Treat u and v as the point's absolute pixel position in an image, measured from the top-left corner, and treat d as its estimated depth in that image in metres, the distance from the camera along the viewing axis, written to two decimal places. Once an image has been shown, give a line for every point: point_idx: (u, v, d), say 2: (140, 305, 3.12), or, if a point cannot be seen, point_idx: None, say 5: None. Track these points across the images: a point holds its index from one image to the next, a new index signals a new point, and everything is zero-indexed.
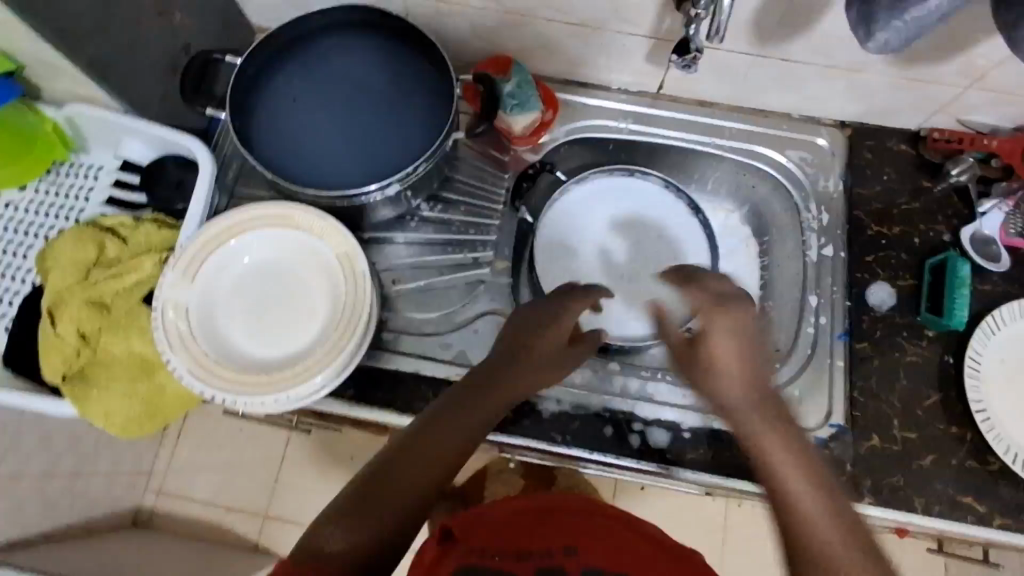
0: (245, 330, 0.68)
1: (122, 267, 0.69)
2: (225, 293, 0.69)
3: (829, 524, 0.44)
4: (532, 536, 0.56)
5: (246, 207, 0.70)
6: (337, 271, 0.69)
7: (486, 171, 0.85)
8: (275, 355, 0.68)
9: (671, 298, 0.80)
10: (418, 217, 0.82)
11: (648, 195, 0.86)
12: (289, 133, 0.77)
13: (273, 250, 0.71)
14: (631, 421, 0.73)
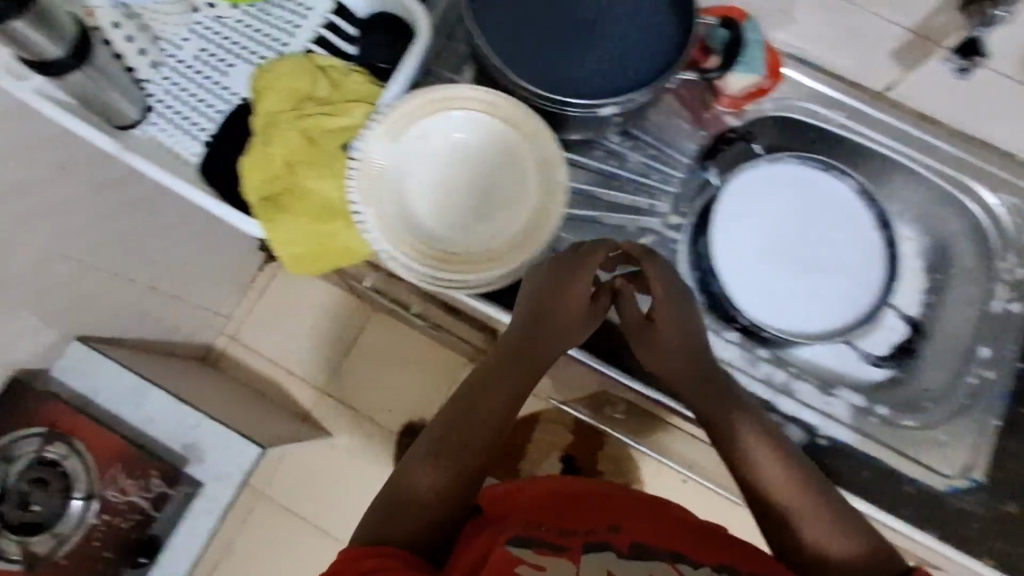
0: (428, 207, 0.68)
1: (336, 108, 0.68)
2: (420, 164, 0.68)
3: (797, 493, 0.56)
4: (568, 514, 0.57)
5: (458, 84, 0.67)
6: (532, 176, 0.68)
7: (681, 122, 0.80)
8: (456, 238, 0.68)
9: (828, 305, 0.80)
10: (604, 148, 0.78)
11: (837, 199, 0.82)
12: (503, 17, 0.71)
13: (473, 134, 0.68)
14: (771, 411, 0.72)
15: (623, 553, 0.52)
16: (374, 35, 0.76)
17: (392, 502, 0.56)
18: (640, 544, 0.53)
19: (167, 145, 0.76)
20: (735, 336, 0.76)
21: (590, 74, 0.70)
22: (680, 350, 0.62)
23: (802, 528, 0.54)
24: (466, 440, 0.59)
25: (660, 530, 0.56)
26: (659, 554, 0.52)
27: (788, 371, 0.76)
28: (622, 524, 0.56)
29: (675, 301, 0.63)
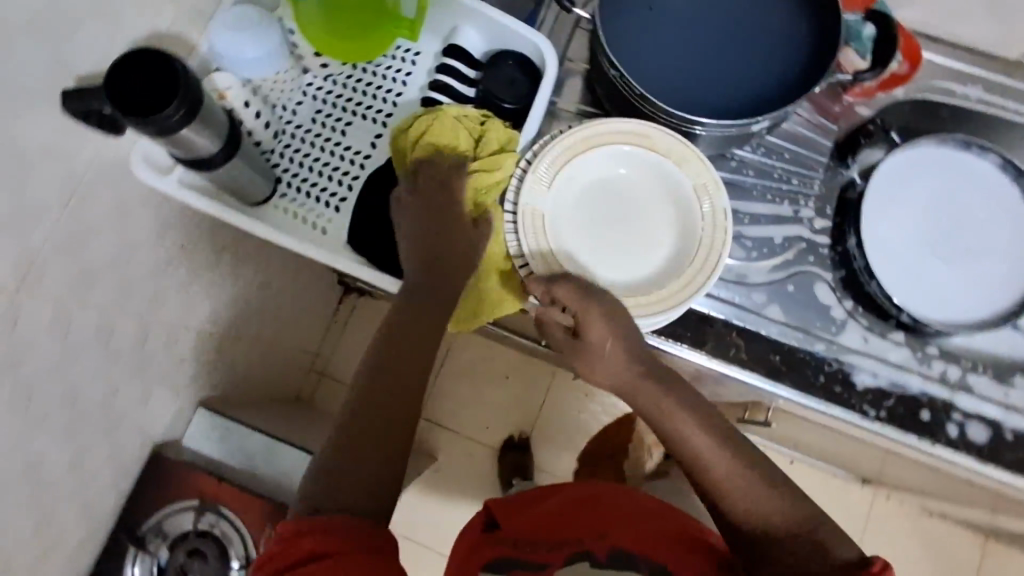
0: (589, 247, 0.67)
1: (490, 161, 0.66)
2: (572, 206, 0.67)
3: (742, 483, 0.55)
4: (561, 520, 0.59)
5: (603, 121, 0.67)
6: (688, 201, 0.66)
7: (813, 118, 0.78)
8: (618, 276, 0.66)
9: (991, 290, 0.77)
10: (738, 158, 0.77)
11: (980, 178, 0.79)
12: (638, 40, 0.69)
13: (622, 168, 0.68)
14: (950, 409, 0.71)
15: (599, 561, 0.54)
16: (495, 73, 0.74)
17: (339, 469, 0.51)
18: (624, 552, 0.55)
19: (303, 215, 0.75)
20: (899, 336, 0.73)
21: (728, 91, 0.69)
22: (679, 406, 0.59)
23: (730, 506, 0.55)
24: (384, 405, 0.54)
25: (634, 526, 0.58)
26: (636, 565, 0.54)
27: (960, 364, 0.73)
28: (609, 526, 0.58)
29: (663, 380, 0.60)
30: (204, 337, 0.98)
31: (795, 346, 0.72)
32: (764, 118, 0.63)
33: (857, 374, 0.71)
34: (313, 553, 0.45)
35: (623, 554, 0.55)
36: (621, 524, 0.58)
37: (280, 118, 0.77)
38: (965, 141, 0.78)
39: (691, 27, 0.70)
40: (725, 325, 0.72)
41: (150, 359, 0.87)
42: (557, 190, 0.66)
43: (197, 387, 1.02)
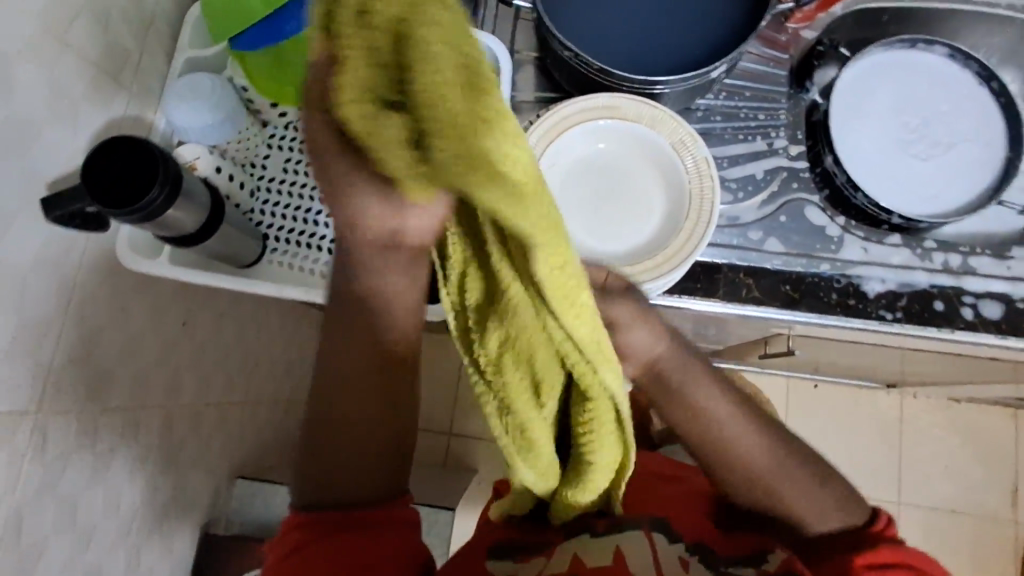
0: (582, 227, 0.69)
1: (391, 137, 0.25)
2: (559, 190, 0.69)
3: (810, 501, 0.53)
4: None
5: (569, 102, 0.68)
6: (668, 159, 0.68)
7: (764, 52, 0.80)
8: (619, 247, 0.68)
9: (971, 173, 0.79)
10: (703, 108, 0.79)
11: (930, 72, 0.82)
12: (584, 17, 0.70)
13: (597, 144, 0.70)
14: (961, 294, 0.72)
15: (599, 532, 0.47)
16: None
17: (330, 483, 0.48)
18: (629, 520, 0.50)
19: (299, 265, 0.75)
20: (896, 238, 0.75)
21: (683, 44, 0.70)
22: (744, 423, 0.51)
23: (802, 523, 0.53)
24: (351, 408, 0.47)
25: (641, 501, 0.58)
26: (639, 522, 0.50)
27: (960, 252, 0.75)
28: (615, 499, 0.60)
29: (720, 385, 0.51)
30: (227, 410, 0.98)
31: (802, 272, 0.74)
32: (721, 62, 0.65)
33: (866, 284, 0.73)
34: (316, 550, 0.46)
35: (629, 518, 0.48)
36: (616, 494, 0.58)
37: (253, 175, 0.77)
38: (911, 39, 0.81)
39: None
40: (731, 269, 0.74)
41: (181, 445, 0.87)
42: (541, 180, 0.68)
43: (230, 460, 1.03)
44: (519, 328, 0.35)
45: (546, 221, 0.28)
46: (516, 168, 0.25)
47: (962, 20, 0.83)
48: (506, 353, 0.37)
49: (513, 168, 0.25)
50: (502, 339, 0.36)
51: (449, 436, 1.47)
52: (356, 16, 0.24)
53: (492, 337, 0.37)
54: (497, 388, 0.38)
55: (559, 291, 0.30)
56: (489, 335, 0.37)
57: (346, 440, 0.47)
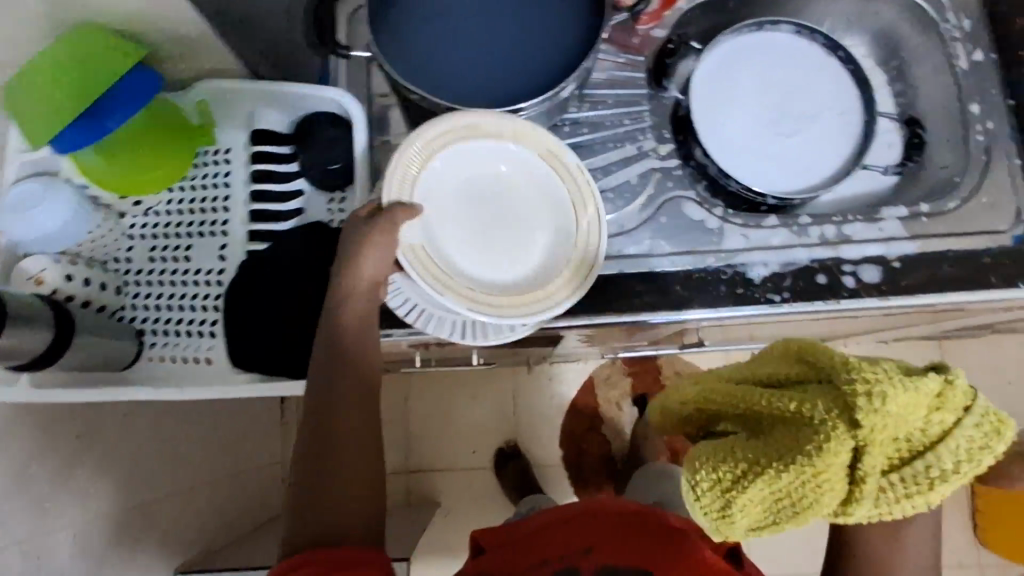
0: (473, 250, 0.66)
1: (922, 428, 0.49)
2: (444, 221, 0.66)
3: None
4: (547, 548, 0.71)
5: (432, 123, 0.64)
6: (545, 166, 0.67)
7: (622, 57, 0.81)
8: (513, 273, 0.66)
9: (834, 143, 0.82)
10: (569, 122, 0.79)
11: (785, 53, 0.84)
12: (427, 59, 0.70)
13: (471, 166, 0.67)
14: (840, 264, 0.74)
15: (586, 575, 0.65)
16: (310, 140, 0.72)
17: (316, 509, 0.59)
18: (608, 564, 0.66)
19: (181, 356, 0.72)
20: (773, 220, 0.77)
21: (529, 67, 0.69)
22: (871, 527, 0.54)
23: None
24: (343, 453, 0.61)
25: (620, 543, 0.69)
26: (621, 573, 0.65)
27: (834, 222, 0.77)
28: (594, 546, 0.68)
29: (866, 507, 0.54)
30: (154, 507, 0.93)
31: (691, 269, 0.75)
32: (566, 81, 0.66)
33: (751, 269, 0.74)
34: None
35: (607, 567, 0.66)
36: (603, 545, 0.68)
37: (118, 270, 0.73)
38: (760, 23, 0.83)
39: (472, 23, 0.71)
40: (623, 278, 0.74)
41: (103, 559, 0.82)
42: (422, 211, 0.63)
43: (169, 556, 0.98)
44: (877, 446, 0.48)
45: (970, 438, 0.48)
46: (954, 391, 0.49)
47: None
48: (828, 456, 0.48)
49: (986, 423, 0.49)
50: (869, 461, 0.48)
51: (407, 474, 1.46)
52: (940, 404, 0.49)
53: (841, 446, 0.48)
54: (799, 489, 0.50)
55: (926, 427, 0.49)
56: (839, 448, 0.48)
57: (339, 476, 0.60)
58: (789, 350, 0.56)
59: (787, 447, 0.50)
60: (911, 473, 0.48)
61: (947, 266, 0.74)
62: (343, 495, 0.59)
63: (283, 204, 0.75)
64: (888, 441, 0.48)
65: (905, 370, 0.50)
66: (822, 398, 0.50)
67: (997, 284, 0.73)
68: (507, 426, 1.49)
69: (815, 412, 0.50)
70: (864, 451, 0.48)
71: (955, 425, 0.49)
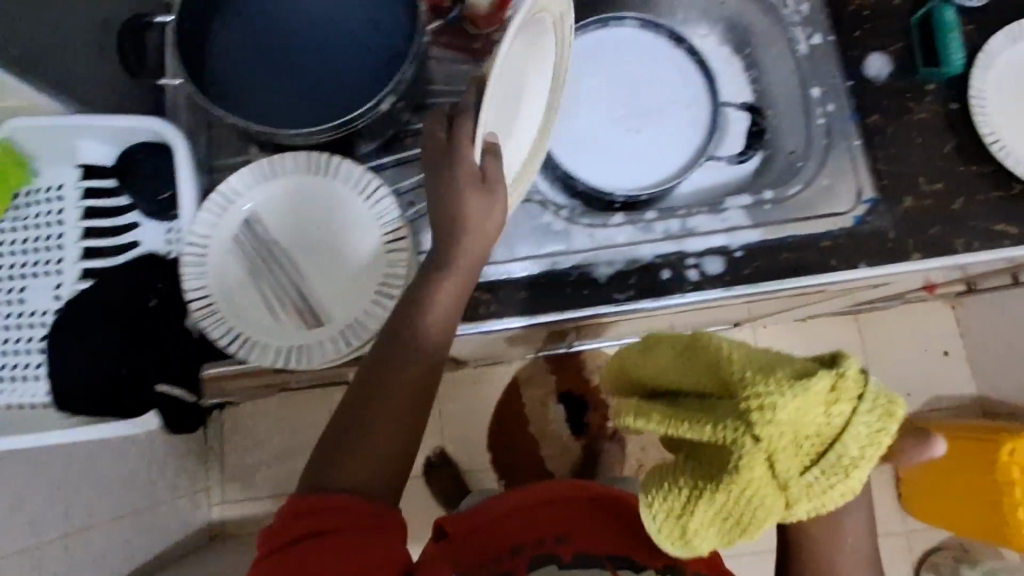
0: (287, 279, 0.66)
1: (830, 412, 0.44)
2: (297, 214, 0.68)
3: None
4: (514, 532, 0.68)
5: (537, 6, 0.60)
6: (353, 190, 0.67)
7: (462, 65, 0.80)
8: (327, 273, 0.67)
9: (682, 136, 0.82)
10: (412, 132, 0.78)
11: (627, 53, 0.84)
12: (245, 78, 0.68)
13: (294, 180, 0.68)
14: (684, 258, 0.75)
15: (565, 562, 0.64)
16: (135, 170, 0.70)
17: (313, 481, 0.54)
18: (586, 554, 0.64)
19: (16, 405, 0.67)
20: (619, 218, 0.77)
21: (351, 82, 0.69)
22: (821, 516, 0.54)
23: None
24: (382, 410, 0.56)
25: (594, 530, 0.67)
26: (600, 561, 0.63)
27: (678, 216, 0.77)
28: (569, 533, 0.67)
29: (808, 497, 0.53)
30: None
31: (537, 273, 0.74)
32: (381, 93, 0.65)
33: (596, 269, 0.74)
34: (306, 534, 0.50)
35: (585, 556, 0.64)
36: (578, 530, 0.67)
37: None
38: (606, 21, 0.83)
39: (289, 40, 0.69)
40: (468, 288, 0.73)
41: None
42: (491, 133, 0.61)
43: None
44: (781, 446, 0.44)
45: (868, 425, 0.44)
46: (845, 379, 0.45)
47: None
48: (748, 469, 0.45)
49: (878, 406, 0.45)
50: (778, 463, 0.45)
51: None
52: (832, 392, 0.45)
53: (753, 462, 0.45)
54: (741, 509, 0.46)
55: (828, 420, 0.45)
56: (749, 461, 0.45)
57: (371, 437, 0.55)
58: (687, 352, 0.53)
59: (715, 467, 0.47)
60: (835, 463, 0.44)
61: (785, 252, 0.75)
62: (366, 461, 0.54)
63: (114, 239, 0.73)
64: (800, 433, 0.44)
65: (798, 369, 0.46)
66: (725, 415, 0.47)
67: (837, 265, 0.74)
68: (434, 433, 1.48)
69: (725, 433, 0.46)
70: (776, 455, 0.45)
71: (852, 415, 0.44)
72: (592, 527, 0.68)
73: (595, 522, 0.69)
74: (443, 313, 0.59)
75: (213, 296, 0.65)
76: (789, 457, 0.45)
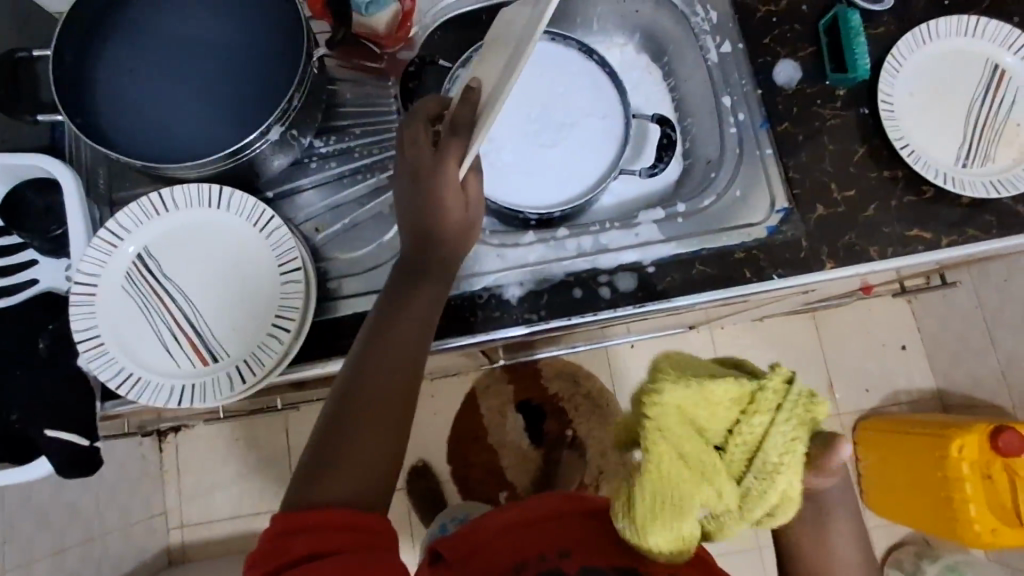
0: (179, 315, 0.65)
1: (750, 414, 0.51)
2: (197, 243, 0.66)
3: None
4: (513, 547, 0.64)
5: None
6: (243, 219, 0.66)
7: (368, 85, 0.80)
8: (221, 311, 0.65)
9: (596, 148, 0.81)
10: (317, 156, 0.77)
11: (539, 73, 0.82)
12: (139, 116, 0.69)
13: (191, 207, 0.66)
14: (597, 276, 0.73)
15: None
16: (27, 208, 0.70)
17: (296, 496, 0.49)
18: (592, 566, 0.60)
19: None
20: (531, 236, 0.76)
21: (247, 111, 0.69)
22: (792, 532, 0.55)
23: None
24: (366, 414, 0.52)
25: (593, 543, 0.63)
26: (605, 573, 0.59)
27: (592, 232, 0.76)
28: (573, 548, 0.62)
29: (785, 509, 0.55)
30: None
31: (448, 296, 0.73)
32: (267, 122, 0.65)
33: (507, 290, 0.73)
34: (310, 553, 0.45)
35: (594, 567, 0.60)
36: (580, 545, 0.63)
37: None
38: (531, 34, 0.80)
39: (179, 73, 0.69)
40: None
41: None
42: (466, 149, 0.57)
43: None
44: (685, 435, 0.50)
45: (784, 434, 0.50)
46: (764, 392, 0.51)
47: None
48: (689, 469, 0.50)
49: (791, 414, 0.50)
50: (689, 449, 0.50)
51: None
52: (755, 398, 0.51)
53: (660, 446, 0.50)
54: (659, 491, 0.50)
55: (742, 425, 0.51)
56: (659, 445, 0.50)
57: (359, 441, 0.51)
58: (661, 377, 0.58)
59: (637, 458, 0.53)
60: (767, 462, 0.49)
61: (699, 266, 0.74)
62: (362, 462, 0.50)
63: (8, 278, 0.71)
64: (709, 422, 0.50)
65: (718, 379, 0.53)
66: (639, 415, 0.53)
67: (751, 277, 0.73)
68: None
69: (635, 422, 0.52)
70: (682, 439, 0.50)
71: (772, 424, 0.50)
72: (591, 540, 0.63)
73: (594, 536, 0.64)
74: (408, 326, 0.57)
75: (101, 335, 0.63)
76: (697, 443, 0.50)
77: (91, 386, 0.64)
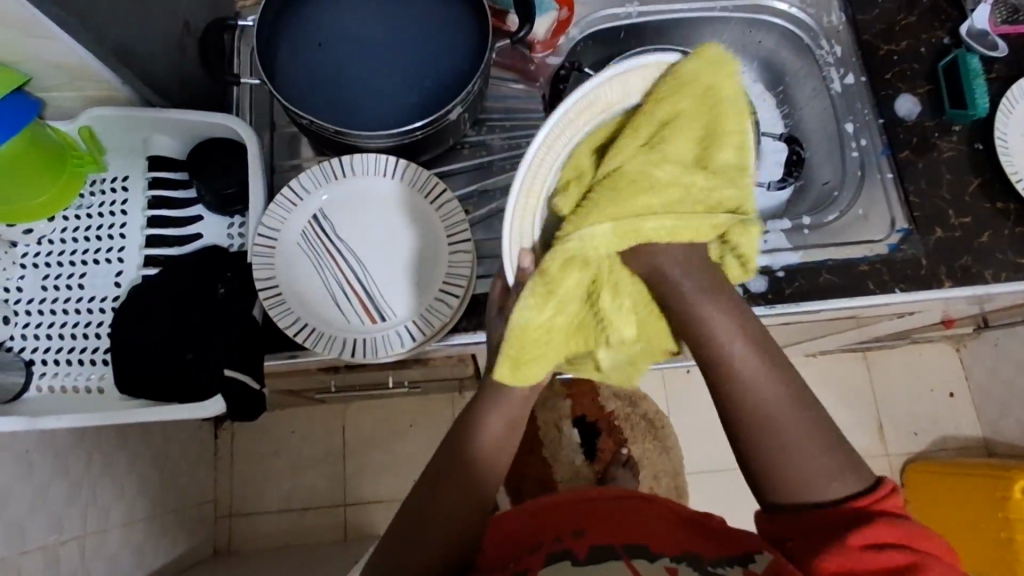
0: (349, 274, 0.69)
1: (688, 197, 0.53)
2: (368, 209, 0.71)
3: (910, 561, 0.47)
4: (542, 528, 0.61)
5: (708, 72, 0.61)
6: (416, 190, 0.70)
7: (518, 87, 0.85)
8: (388, 274, 0.69)
9: None
10: (470, 143, 0.82)
11: None
12: (324, 88, 0.74)
13: (366, 175, 0.70)
14: None
15: (581, 559, 0.54)
16: (204, 162, 0.73)
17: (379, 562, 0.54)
18: (602, 547, 0.55)
19: (74, 386, 0.69)
20: None
21: (425, 94, 0.74)
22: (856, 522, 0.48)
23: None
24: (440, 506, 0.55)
25: (615, 528, 0.58)
26: (616, 553, 0.54)
27: None
28: (589, 529, 0.58)
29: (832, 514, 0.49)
30: None
31: None
32: (453, 101, 0.68)
33: None
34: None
35: (603, 546, 0.55)
36: (596, 526, 0.59)
37: (3, 300, 0.70)
38: (666, 82, 0.61)
39: (367, 55, 0.75)
40: None
41: None
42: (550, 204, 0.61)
43: None
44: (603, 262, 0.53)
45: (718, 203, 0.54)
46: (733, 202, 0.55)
47: (689, 26, 0.92)
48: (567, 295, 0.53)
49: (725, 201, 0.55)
50: (642, 210, 0.52)
51: (345, 507, 1.33)
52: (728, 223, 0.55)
53: (632, 216, 0.51)
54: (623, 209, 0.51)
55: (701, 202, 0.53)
56: (602, 228, 0.51)
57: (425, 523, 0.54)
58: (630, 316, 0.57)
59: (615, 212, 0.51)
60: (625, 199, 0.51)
61: (825, 274, 0.77)
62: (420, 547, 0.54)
63: (179, 230, 0.74)
64: (683, 199, 0.53)
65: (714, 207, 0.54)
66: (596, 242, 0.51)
67: (874, 289, 0.77)
68: None
69: (627, 211, 0.51)
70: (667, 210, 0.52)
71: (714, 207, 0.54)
72: (608, 523, 0.59)
73: (614, 514, 0.61)
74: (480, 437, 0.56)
75: (280, 287, 0.66)
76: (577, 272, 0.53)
77: (260, 338, 0.67)
